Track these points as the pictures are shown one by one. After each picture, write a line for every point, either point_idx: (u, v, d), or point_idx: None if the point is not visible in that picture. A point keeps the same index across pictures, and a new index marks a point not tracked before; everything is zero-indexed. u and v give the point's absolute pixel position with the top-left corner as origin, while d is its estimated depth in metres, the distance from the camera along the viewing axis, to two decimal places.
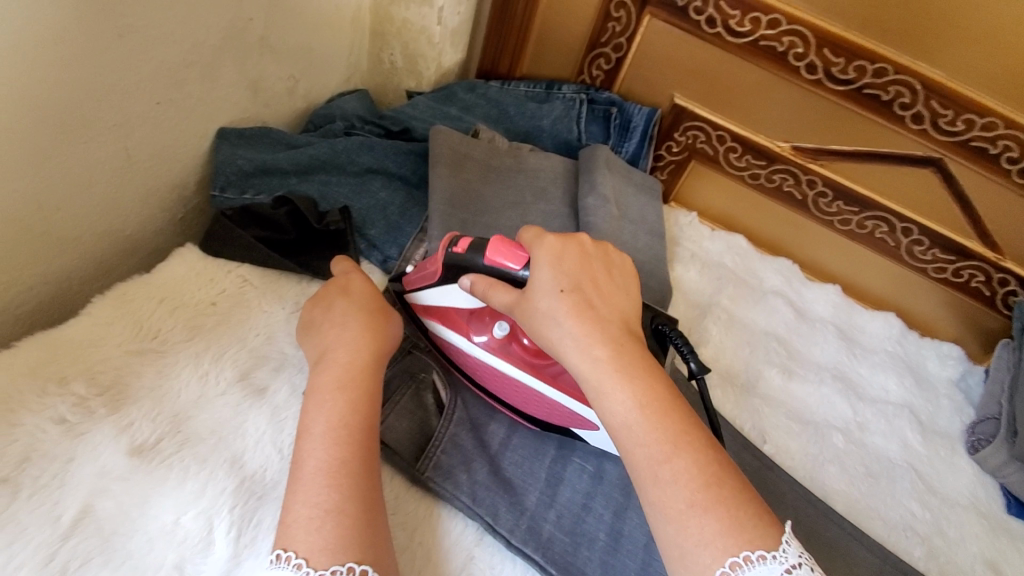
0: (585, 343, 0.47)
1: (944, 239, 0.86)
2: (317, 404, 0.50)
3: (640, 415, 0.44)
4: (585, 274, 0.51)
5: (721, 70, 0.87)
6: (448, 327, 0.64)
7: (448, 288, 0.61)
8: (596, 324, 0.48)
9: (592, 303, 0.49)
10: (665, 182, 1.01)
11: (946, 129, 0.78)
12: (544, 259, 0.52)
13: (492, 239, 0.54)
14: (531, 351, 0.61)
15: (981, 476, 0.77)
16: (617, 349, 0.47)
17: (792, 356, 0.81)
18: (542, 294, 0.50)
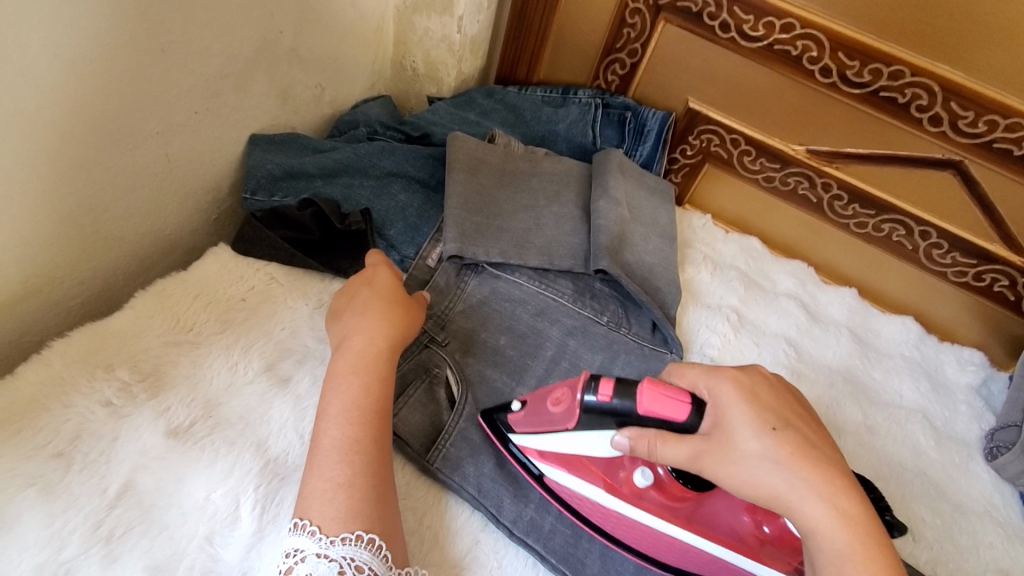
0: (775, 468, 0.49)
1: (964, 243, 0.85)
2: (335, 385, 0.54)
3: (834, 522, 0.47)
4: (786, 411, 0.52)
5: (735, 75, 0.88)
6: (572, 473, 0.58)
7: (585, 434, 0.57)
8: (802, 449, 0.50)
9: (793, 427, 0.51)
10: (679, 185, 1.02)
11: (967, 131, 0.77)
12: (732, 390, 0.52)
13: (645, 388, 0.52)
14: (671, 496, 0.58)
15: (997, 483, 0.75)
16: (811, 467, 0.49)
17: (802, 358, 0.82)
18: (746, 434, 0.50)
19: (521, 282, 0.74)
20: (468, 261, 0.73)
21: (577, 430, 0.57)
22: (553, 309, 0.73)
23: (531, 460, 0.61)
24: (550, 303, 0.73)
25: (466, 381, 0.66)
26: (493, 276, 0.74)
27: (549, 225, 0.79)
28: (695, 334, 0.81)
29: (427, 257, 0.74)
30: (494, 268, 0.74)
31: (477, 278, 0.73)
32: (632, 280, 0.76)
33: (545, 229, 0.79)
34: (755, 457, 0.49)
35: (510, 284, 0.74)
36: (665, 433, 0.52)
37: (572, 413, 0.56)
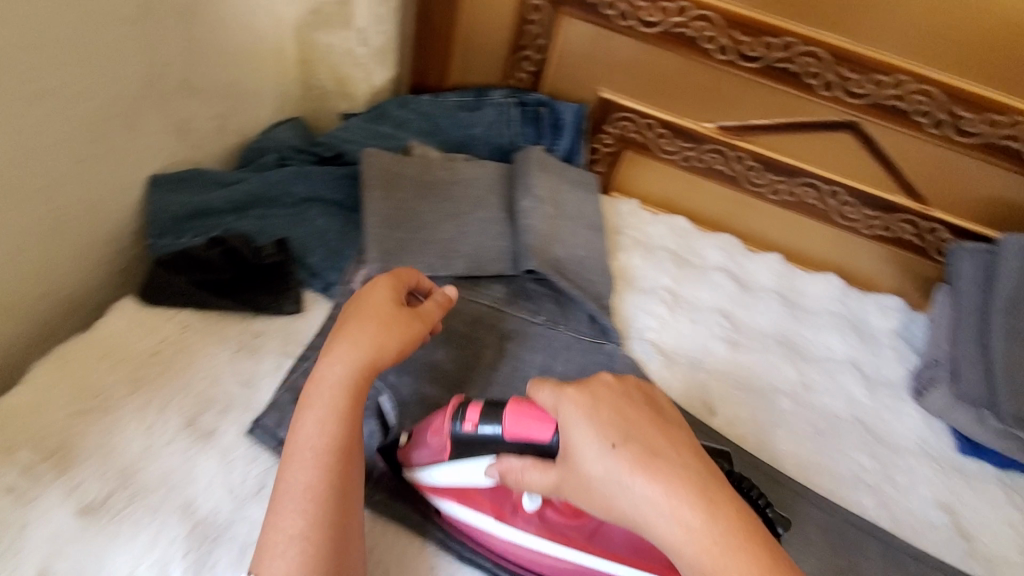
0: (675, 507, 0.43)
1: (871, 198, 0.89)
2: (313, 415, 0.50)
3: (694, 542, 0.42)
4: (635, 426, 0.47)
5: (640, 61, 0.89)
6: (465, 506, 0.58)
7: (462, 462, 0.55)
8: (668, 477, 0.44)
9: (650, 454, 0.46)
10: (603, 174, 1.03)
11: (858, 92, 0.81)
12: (573, 417, 0.48)
13: (512, 409, 0.52)
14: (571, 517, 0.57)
15: (929, 420, 0.79)
16: (662, 480, 0.44)
17: (737, 328, 0.84)
18: (591, 459, 0.46)
19: (452, 293, 0.72)
20: None
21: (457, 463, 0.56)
22: (488, 315, 0.72)
23: (427, 495, 0.59)
24: (484, 310, 0.72)
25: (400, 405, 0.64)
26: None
27: (475, 231, 0.78)
28: (632, 320, 0.82)
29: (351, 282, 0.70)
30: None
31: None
32: (562, 276, 0.76)
33: (472, 235, 0.78)
34: (609, 476, 0.45)
35: None
36: (532, 459, 0.52)
37: (443, 443, 0.55)
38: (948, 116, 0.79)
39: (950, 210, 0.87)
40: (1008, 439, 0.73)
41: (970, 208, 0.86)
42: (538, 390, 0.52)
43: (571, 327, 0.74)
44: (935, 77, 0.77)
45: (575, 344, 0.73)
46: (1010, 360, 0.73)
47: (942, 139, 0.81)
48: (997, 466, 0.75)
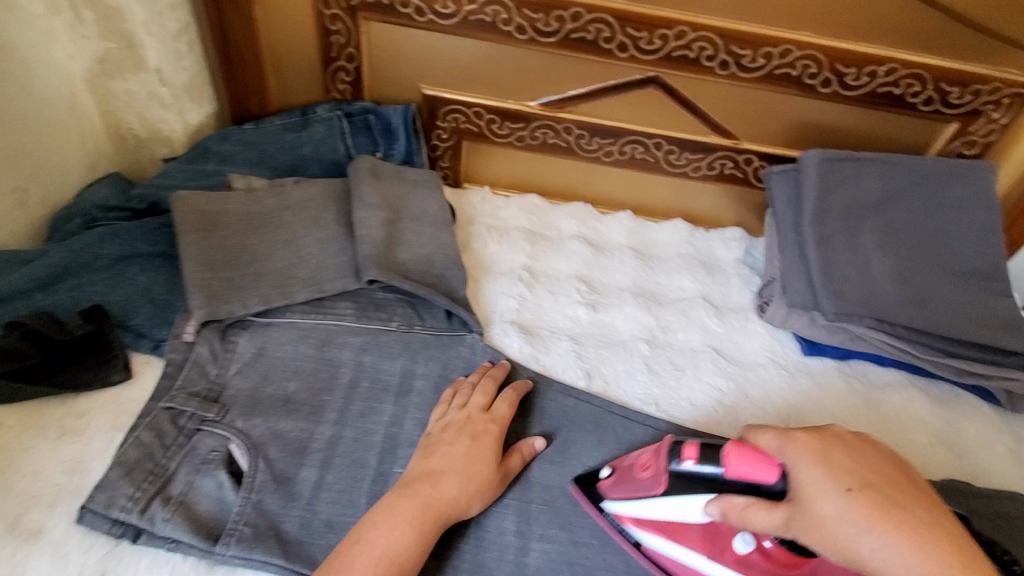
0: (899, 562, 0.41)
1: (689, 143, 0.95)
2: (383, 527, 0.52)
3: None
4: (867, 471, 0.45)
5: (451, 53, 0.90)
6: (670, 539, 0.57)
7: (676, 501, 0.55)
8: (913, 532, 0.41)
9: (894, 502, 0.43)
10: (449, 168, 1.04)
11: (649, 49, 0.85)
12: (812, 462, 0.46)
13: (732, 448, 0.50)
14: (781, 563, 0.53)
15: (773, 332, 0.86)
16: (904, 532, 0.41)
17: (593, 289, 0.88)
18: (825, 499, 0.44)
19: (295, 320, 0.71)
20: (229, 321, 0.69)
21: (672, 496, 0.55)
22: (338, 333, 0.71)
23: (626, 527, 0.59)
24: (333, 330, 0.71)
25: (254, 448, 0.61)
26: (263, 326, 0.70)
27: (314, 254, 0.76)
28: (493, 305, 0.83)
29: (182, 332, 0.68)
30: (262, 318, 0.70)
31: (246, 336, 0.69)
32: (408, 278, 0.75)
33: (310, 258, 0.76)
34: (841, 525, 0.43)
35: (284, 326, 0.70)
36: (754, 498, 0.49)
37: (663, 479, 0.55)
38: (732, 56, 0.84)
39: (757, 140, 0.94)
40: (836, 333, 0.81)
41: (772, 135, 0.93)
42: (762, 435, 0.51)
43: (428, 325, 0.74)
44: (710, 24, 0.82)
45: (434, 342, 0.73)
46: (823, 264, 0.81)
47: (732, 78, 0.87)
48: (836, 359, 0.83)
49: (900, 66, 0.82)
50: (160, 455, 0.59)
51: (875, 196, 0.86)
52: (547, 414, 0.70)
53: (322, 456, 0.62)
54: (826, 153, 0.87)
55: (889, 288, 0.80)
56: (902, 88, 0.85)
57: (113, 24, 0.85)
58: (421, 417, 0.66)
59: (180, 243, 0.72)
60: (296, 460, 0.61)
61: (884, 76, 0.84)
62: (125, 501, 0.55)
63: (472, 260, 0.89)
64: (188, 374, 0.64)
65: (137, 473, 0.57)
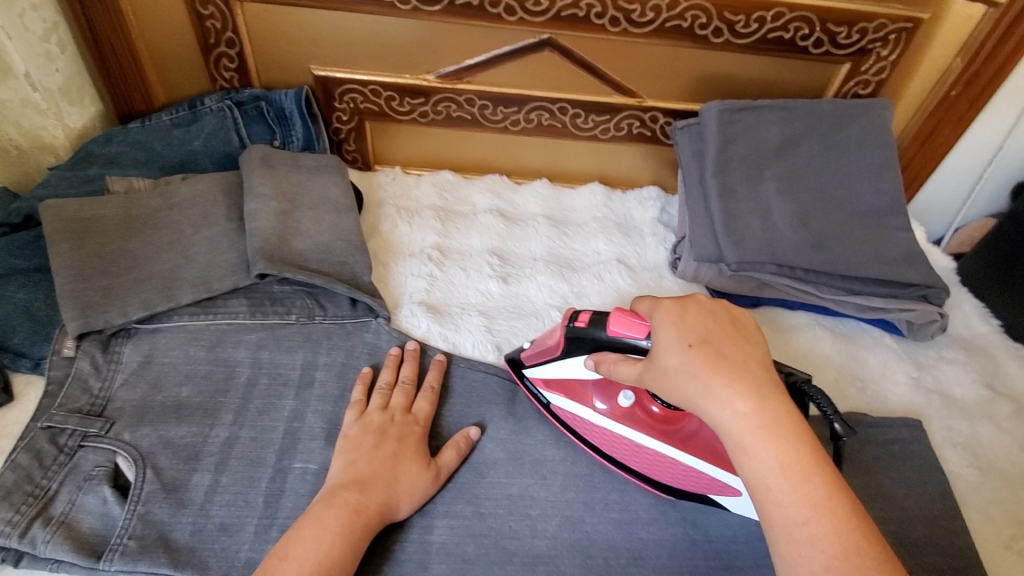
0: (726, 399, 0.47)
1: (592, 105, 0.94)
2: (313, 540, 0.51)
3: (738, 427, 0.46)
4: (710, 328, 0.51)
5: (336, 30, 0.87)
6: (571, 399, 0.64)
7: (572, 360, 0.62)
8: (732, 376, 0.47)
9: (725, 355, 0.49)
10: (357, 151, 1.01)
11: (537, 10, 0.83)
12: (665, 322, 0.52)
13: (615, 312, 0.57)
14: (657, 418, 0.62)
15: (687, 287, 0.87)
16: (726, 376, 0.47)
17: (506, 261, 0.87)
18: (669, 352, 0.50)
19: (184, 323, 0.70)
20: (110, 330, 0.68)
21: (570, 356, 0.61)
22: (231, 332, 0.69)
23: (539, 391, 0.67)
24: (226, 329, 0.70)
25: (142, 460, 0.60)
26: (150, 333, 0.69)
27: (204, 253, 0.73)
28: (402, 287, 0.81)
29: (61, 347, 0.65)
30: (148, 325, 0.69)
31: (133, 345, 0.68)
32: (304, 268, 0.73)
33: (199, 258, 0.73)
34: (681, 371, 0.49)
35: (171, 331, 0.69)
36: (623, 355, 0.56)
37: (561, 342, 0.62)
38: (621, 12, 0.82)
39: (659, 96, 0.93)
40: (744, 282, 0.82)
41: (674, 91, 0.93)
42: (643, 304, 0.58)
43: (329, 315, 0.73)
44: None
45: (336, 331, 0.72)
46: (725, 216, 0.81)
47: (625, 33, 0.85)
48: (746, 308, 0.85)
49: (787, 10, 0.82)
50: (36, 475, 0.57)
51: (775, 143, 0.87)
52: (456, 394, 0.69)
53: (216, 459, 0.61)
54: (724, 104, 0.87)
55: (789, 233, 0.81)
56: (792, 32, 0.84)
57: None
58: (323, 409, 0.65)
59: (52, 254, 0.69)
60: (189, 466, 0.60)
61: (773, 21, 0.83)
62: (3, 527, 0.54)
63: (380, 243, 0.87)
64: (69, 390, 0.63)
65: (16, 496, 0.56)
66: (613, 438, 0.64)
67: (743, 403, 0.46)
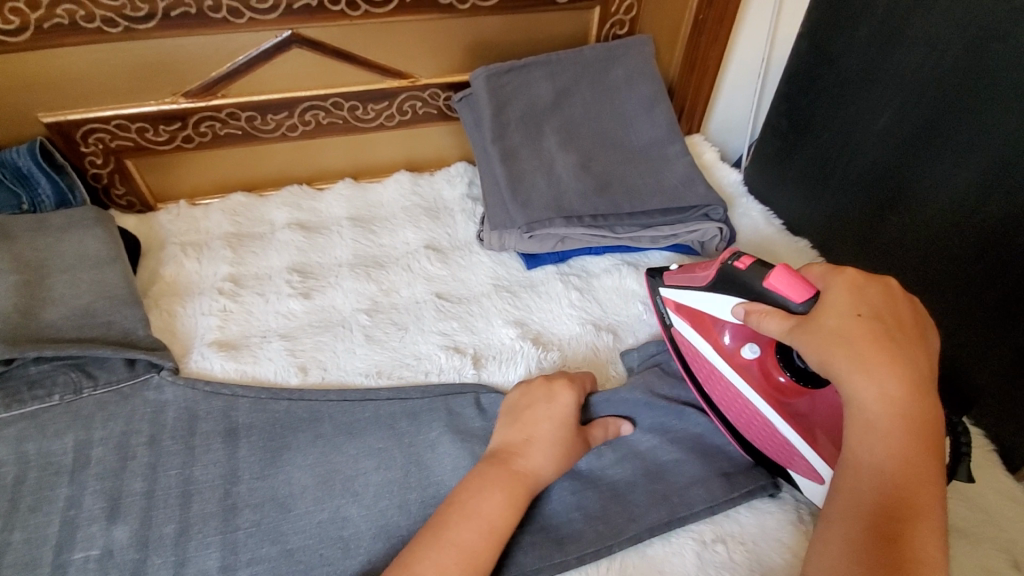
0: (873, 376, 0.45)
1: (367, 95, 0.90)
2: (477, 492, 0.55)
3: (880, 409, 0.45)
4: (890, 312, 0.48)
5: (49, 69, 0.78)
6: (697, 331, 0.67)
7: (716, 296, 0.64)
8: (894, 362, 0.45)
9: (895, 339, 0.46)
10: (130, 194, 0.92)
11: (264, 8, 0.78)
12: (840, 289, 0.50)
13: (779, 267, 0.55)
14: (776, 385, 0.61)
15: (496, 257, 0.87)
16: (889, 358, 0.45)
17: (308, 274, 0.83)
18: (834, 316, 0.49)
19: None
20: None
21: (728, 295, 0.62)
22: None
23: (669, 313, 0.72)
24: None
25: None
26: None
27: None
28: (193, 330, 0.75)
29: None
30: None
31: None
32: (57, 342, 0.66)
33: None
34: (841, 337, 0.47)
35: None
36: (773, 310, 0.55)
37: (713, 276, 0.64)
38: None
39: (431, 72, 0.92)
40: (545, 240, 0.83)
41: (443, 64, 0.91)
42: (813, 271, 0.55)
43: (101, 383, 0.66)
44: None
45: (110, 400, 0.65)
46: (511, 179, 0.82)
47: (368, 16, 0.82)
48: (555, 264, 0.86)
49: None
50: None
51: (548, 97, 0.88)
52: (254, 429, 0.65)
53: None
54: (490, 68, 0.87)
55: (572, 183, 0.83)
56: None
57: None
58: (102, 487, 0.59)
59: None
60: None
61: None
62: None
63: (166, 289, 0.81)
64: None
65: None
66: (717, 378, 0.65)
67: (887, 393, 0.45)
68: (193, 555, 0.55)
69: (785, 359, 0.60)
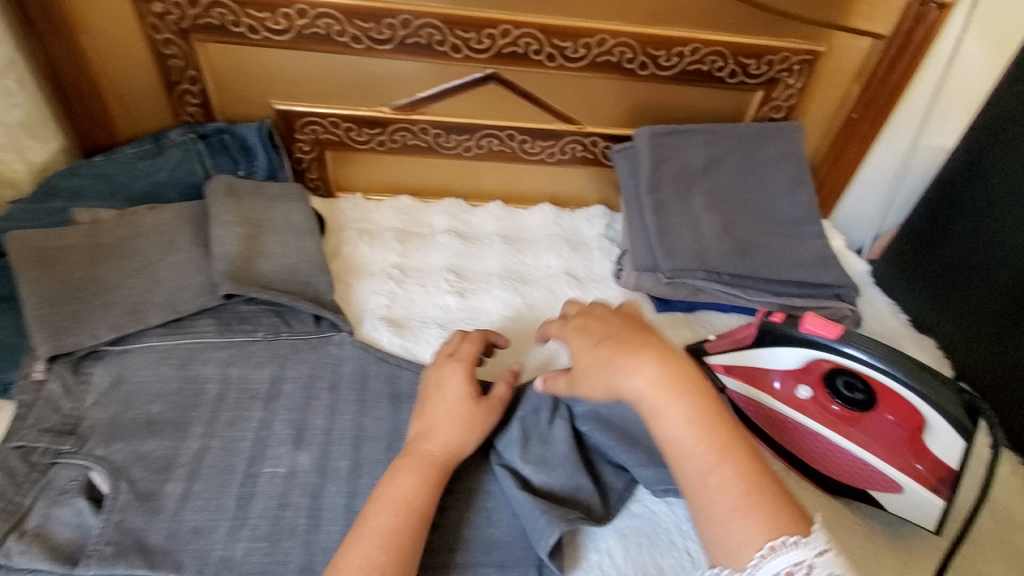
0: (631, 376, 0.54)
1: (538, 132, 1.02)
2: (391, 479, 0.58)
3: (648, 390, 0.53)
4: (613, 330, 0.61)
5: (293, 67, 0.92)
6: (754, 384, 0.77)
7: (764, 350, 0.76)
8: (637, 353, 0.56)
9: (630, 342, 0.58)
10: (319, 179, 1.06)
11: (480, 48, 0.91)
12: (575, 337, 0.64)
13: (809, 315, 0.73)
14: (837, 415, 0.74)
15: (631, 295, 0.94)
16: (629, 355, 0.56)
17: (463, 277, 0.93)
18: (585, 355, 0.60)
19: (155, 344, 0.72)
20: (80, 352, 0.69)
21: (764, 347, 0.76)
22: (200, 351, 0.72)
23: (718, 376, 0.79)
24: (195, 347, 0.73)
25: (116, 471, 0.61)
26: (120, 355, 0.71)
27: (177, 277, 0.77)
28: (364, 303, 0.86)
29: (31, 370, 0.66)
30: (118, 347, 0.71)
31: (102, 365, 0.69)
32: (269, 288, 0.77)
33: (170, 283, 0.76)
34: (605, 340, 0.59)
35: (141, 351, 0.71)
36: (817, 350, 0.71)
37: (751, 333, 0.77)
38: (556, 49, 0.91)
39: (598, 123, 1.02)
40: (681, 288, 0.90)
41: (610, 116, 1.01)
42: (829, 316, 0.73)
43: (295, 330, 0.76)
44: (531, 21, 0.88)
45: (300, 346, 0.75)
46: (659, 228, 0.89)
47: (561, 68, 0.94)
48: (684, 311, 0.93)
49: (702, 45, 0.91)
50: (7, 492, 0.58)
51: (701, 162, 0.95)
52: (413, 397, 0.73)
53: (188, 468, 0.63)
54: (654, 128, 0.96)
55: (717, 243, 0.89)
56: (709, 65, 0.94)
57: None
58: (291, 417, 0.68)
59: (19, 282, 0.70)
60: (163, 476, 0.62)
61: (692, 55, 0.92)
62: None
63: (343, 266, 0.92)
64: (40, 411, 0.64)
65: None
66: (782, 419, 0.75)
67: (659, 370, 0.54)
68: (361, 492, 0.63)
69: (835, 392, 0.74)
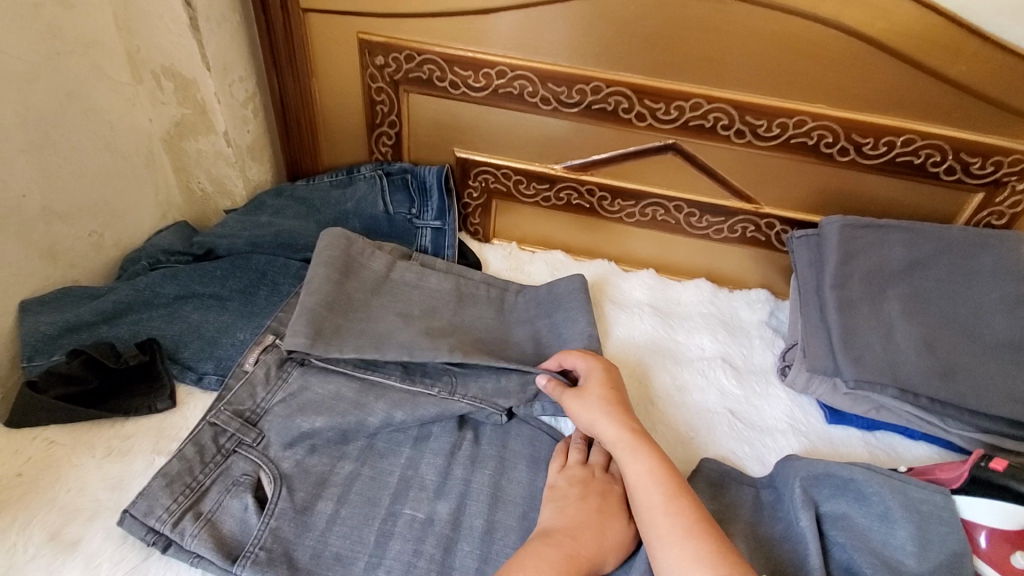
0: (613, 425, 0.66)
1: (708, 207, 0.98)
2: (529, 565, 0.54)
3: (624, 438, 0.65)
4: (616, 387, 0.71)
5: (481, 120, 0.98)
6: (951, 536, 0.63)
7: (971, 499, 0.62)
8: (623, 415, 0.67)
9: (623, 404, 0.69)
10: (480, 224, 1.11)
11: (667, 119, 0.90)
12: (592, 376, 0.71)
13: None
14: None
15: (794, 396, 0.85)
16: (615, 414, 0.67)
17: (611, 344, 0.90)
18: (590, 393, 0.70)
19: (348, 371, 0.75)
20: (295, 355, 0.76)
21: (970, 496, 0.63)
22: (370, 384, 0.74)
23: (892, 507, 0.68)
24: (376, 386, 0.74)
25: (281, 479, 0.65)
26: (319, 368, 0.75)
27: (375, 316, 0.80)
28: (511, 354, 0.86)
29: (244, 362, 0.73)
30: (320, 362, 0.75)
31: (300, 370, 0.74)
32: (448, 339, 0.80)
33: (370, 320, 0.79)
34: (604, 397, 0.69)
35: (321, 371, 0.75)
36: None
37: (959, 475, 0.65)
38: (747, 125, 0.88)
39: (776, 205, 0.96)
40: (860, 401, 0.80)
41: (792, 199, 0.95)
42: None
43: (470, 394, 0.74)
44: (725, 97, 0.86)
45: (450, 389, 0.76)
46: (844, 331, 0.80)
47: (748, 145, 0.90)
48: (859, 427, 0.82)
49: (917, 137, 0.83)
50: (196, 469, 0.64)
51: (899, 263, 0.84)
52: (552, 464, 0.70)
53: (339, 489, 0.65)
54: (847, 219, 0.87)
55: (912, 356, 0.78)
56: (922, 158, 0.85)
57: (188, 93, 0.94)
58: (437, 462, 0.68)
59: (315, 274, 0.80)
60: (316, 492, 0.64)
61: (902, 146, 0.85)
62: (161, 512, 0.60)
63: None
64: (238, 392, 0.71)
65: (176, 486, 0.62)
66: None
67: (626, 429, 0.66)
68: (492, 558, 0.61)
69: None
